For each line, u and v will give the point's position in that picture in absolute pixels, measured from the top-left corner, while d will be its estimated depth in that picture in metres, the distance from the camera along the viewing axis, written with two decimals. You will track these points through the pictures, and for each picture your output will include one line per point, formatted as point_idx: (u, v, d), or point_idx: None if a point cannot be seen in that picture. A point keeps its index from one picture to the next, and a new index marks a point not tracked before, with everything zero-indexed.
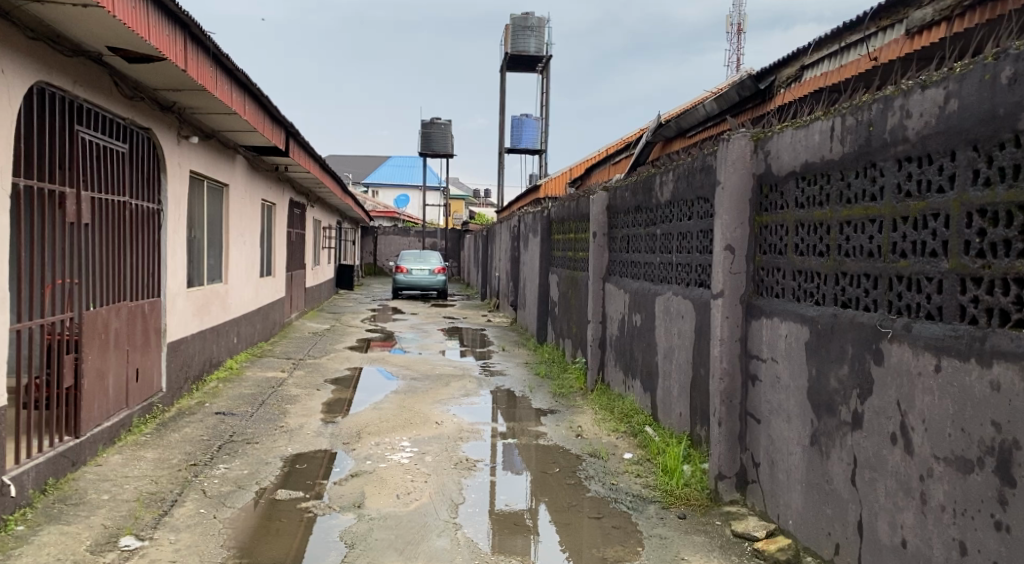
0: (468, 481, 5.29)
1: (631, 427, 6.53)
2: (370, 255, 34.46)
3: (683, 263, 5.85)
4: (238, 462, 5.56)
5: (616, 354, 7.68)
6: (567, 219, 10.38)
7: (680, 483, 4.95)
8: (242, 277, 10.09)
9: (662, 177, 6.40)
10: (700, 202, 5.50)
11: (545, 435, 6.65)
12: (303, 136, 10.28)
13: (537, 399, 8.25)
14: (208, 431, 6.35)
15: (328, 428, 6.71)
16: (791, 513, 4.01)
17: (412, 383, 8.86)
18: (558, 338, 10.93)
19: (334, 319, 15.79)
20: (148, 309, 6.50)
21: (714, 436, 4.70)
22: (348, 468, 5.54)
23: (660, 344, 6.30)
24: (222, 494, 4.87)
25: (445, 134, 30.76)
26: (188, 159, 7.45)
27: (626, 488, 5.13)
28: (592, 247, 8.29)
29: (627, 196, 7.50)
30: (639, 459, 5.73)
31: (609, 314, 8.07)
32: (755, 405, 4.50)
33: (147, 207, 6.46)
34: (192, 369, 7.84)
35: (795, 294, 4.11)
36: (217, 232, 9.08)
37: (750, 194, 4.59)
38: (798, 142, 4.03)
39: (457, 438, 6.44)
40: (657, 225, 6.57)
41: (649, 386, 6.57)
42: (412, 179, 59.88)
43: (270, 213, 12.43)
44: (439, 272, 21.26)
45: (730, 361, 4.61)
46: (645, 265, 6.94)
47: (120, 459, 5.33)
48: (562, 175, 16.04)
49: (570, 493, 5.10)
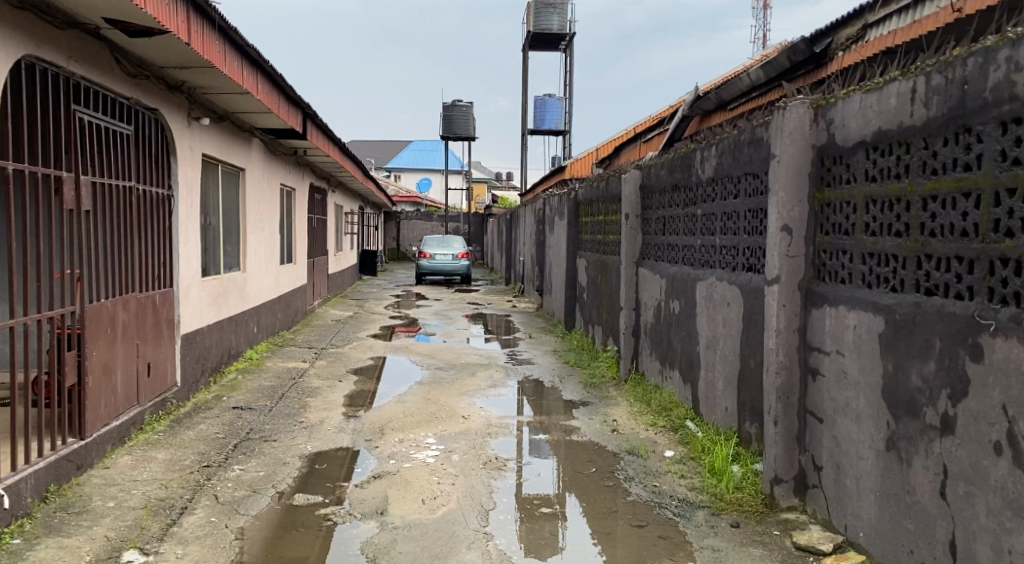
0: (498, 484, 4.91)
1: (671, 422, 6.12)
2: (393, 240, 34.25)
3: (730, 246, 5.40)
4: (254, 463, 5.23)
5: (652, 342, 7.26)
6: (596, 201, 9.92)
7: (730, 487, 4.54)
8: (261, 264, 9.76)
9: (703, 153, 5.94)
10: (749, 178, 5.05)
11: (578, 430, 6.26)
12: (320, 118, 9.91)
13: (567, 390, 7.85)
14: (225, 427, 6.04)
15: (350, 424, 6.36)
16: (862, 524, 3.60)
17: (437, 374, 8.49)
18: (587, 324, 10.53)
19: (358, 306, 15.48)
20: (160, 300, 6.18)
21: (769, 436, 4.29)
22: (370, 469, 5.19)
23: (702, 333, 5.87)
24: (236, 499, 4.55)
25: (466, 115, 30.26)
26: (201, 142, 7.11)
27: (671, 491, 4.73)
28: (625, 229, 7.84)
29: (663, 174, 7.04)
30: (682, 457, 5.32)
31: (643, 300, 7.64)
32: (817, 402, 4.09)
33: (156, 193, 6.12)
34: (209, 361, 7.54)
35: (864, 280, 3.68)
36: (233, 218, 8.75)
37: (810, 168, 4.14)
38: (868, 107, 3.57)
39: (485, 433, 6.06)
40: (697, 205, 6.13)
41: (689, 377, 6.16)
42: (434, 163, 59.48)
43: (290, 198, 12.10)
44: (463, 257, 20.91)
45: (788, 354, 4.20)
46: (684, 248, 6.50)
47: (130, 461, 5.03)
48: (589, 155, 15.52)
49: (610, 497, 4.71)
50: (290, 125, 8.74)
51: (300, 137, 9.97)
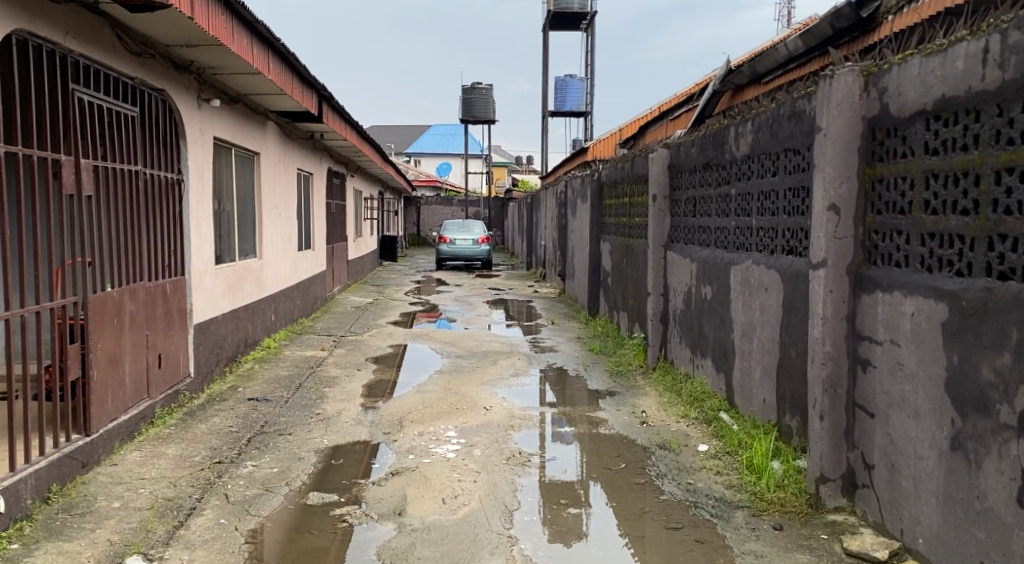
0: (523, 481, 4.65)
1: (703, 413, 5.84)
2: (413, 226, 34.07)
3: (768, 227, 5.09)
4: (268, 458, 5.02)
5: (682, 329, 6.96)
6: (621, 182, 9.59)
7: (771, 486, 4.25)
8: (278, 251, 9.55)
9: (737, 129, 5.60)
10: (789, 154, 4.73)
11: (605, 422, 5.99)
12: (336, 100, 9.64)
13: (593, 378, 7.57)
14: (239, 420, 5.83)
15: (368, 415, 6.13)
16: (922, 530, 3.31)
17: (458, 362, 8.24)
18: (612, 310, 10.24)
19: (377, 292, 15.28)
20: (170, 289, 5.96)
21: (814, 432, 3.99)
22: (388, 465, 4.95)
23: (737, 320, 5.57)
24: (247, 499, 4.33)
25: (486, 99, 29.87)
26: (212, 125, 6.88)
27: (707, 490, 4.45)
28: (653, 211, 7.52)
29: (693, 152, 6.71)
30: (717, 453, 5.03)
31: (671, 285, 7.33)
32: (867, 396, 3.78)
33: (165, 177, 5.89)
34: (225, 350, 7.34)
35: (923, 263, 3.36)
36: (249, 204, 8.53)
37: (860, 141, 3.80)
38: (929, 71, 3.24)
39: (508, 426, 5.80)
40: (731, 184, 5.81)
41: (723, 366, 5.88)
42: (454, 147, 59.13)
43: (307, 183, 11.87)
44: (484, 241, 20.63)
45: (835, 344, 3.89)
46: (716, 230, 6.18)
47: (138, 457, 4.82)
48: (611, 136, 15.15)
49: (641, 495, 4.44)
50: (305, 106, 8.49)
51: (316, 120, 9.72)
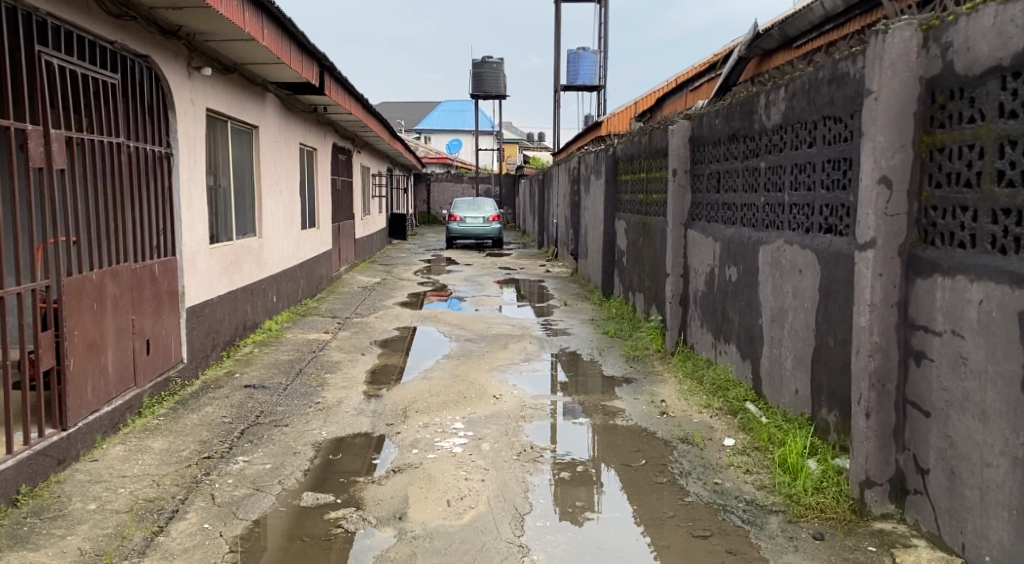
0: (534, 480, 4.28)
1: (728, 403, 5.45)
2: (424, 203, 33.64)
3: (803, 204, 4.67)
4: (261, 454, 4.66)
5: (703, 313, 6.56)
6: (637, 157, 9.14)
7: (808, 488, 3.87)
8: (279, 229, 9.17)
9: (768, 97, 5.16)
10: (829, 122, 4.29)
11: (623, 413, 5.60)
12: (339, 71, 9.21)
13: (608, 364, 7.18)
14: (233, 410, 5.48)
15: (370, 405, 5.76)
16: (990, 547, 2.93)
17: (467, 346, 7.86)
18: (626, 291, 9.84)
19: (385, 271, 14.90)
20: (160, 271, 5.60)
21: (857, 430, 3.59)
22: (390, 461, 4.58)
23: (766, 305, 5.17)
24: (234, 500, 3.97)
25: (496, 73, 29.27)
26: (205, 96, 6.49)
27: (737, 492, 4.07)
28: (672, 187, 7.08)
29: (717, 123, 6.25)
30: (745, 448, 4.65)
31: (692, 266, 6.92)
32: (921, 392, 3.38)
33: (152, 151, 5.52)
34: (222, 334, 6.98)
35: (995, 243, 2.95)
36: (247, 180, 8.15)
37: (917, 105, 3.37)
38: (1009, 22, 2.81)
39: (518, 417, 5.42)
40: (761, 157, 5.38)
41: (750, 352, 5.48)
42: (465, 124, 58.50)
43: (310, 159, 11.46)
44: (495, 220, 20.20)
45: (884, 334, 3.48)
46: (742, 207, 5.75)
47: (121, 452, 4.47)
48: (627, 109, 14.67)
49: (664, 497, 4.06)
50: (306, 77, 8.07)
51: (318, 93, 9.30)
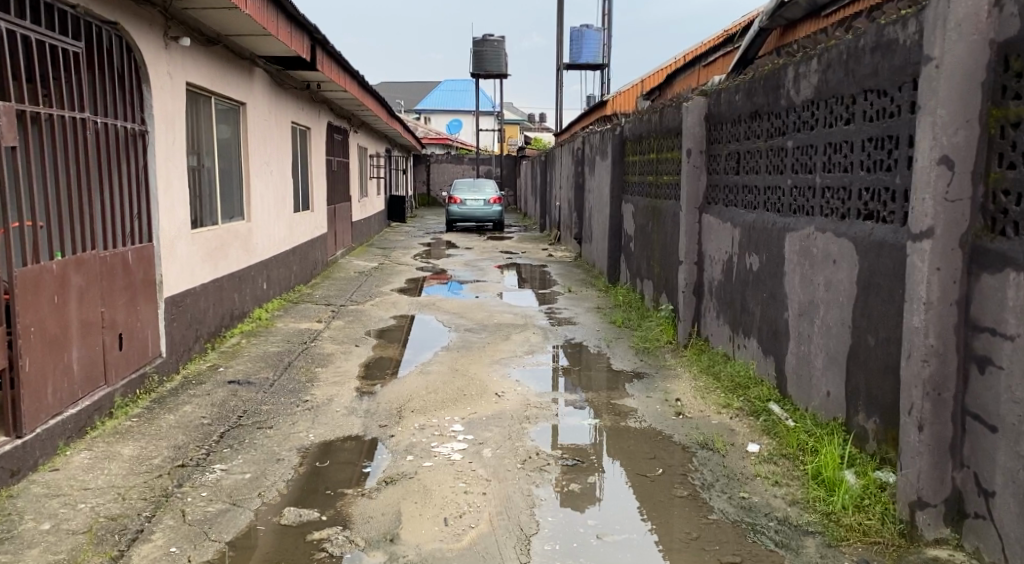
0: (541, 493, 3.87)
1: (749, 404, 5.04)
2: (423, 185, 33.15)
3: (838, 187, 4.23)
4: (241, 461, 4.25)
5: (721, 303, 6.13)
6: (647, 136, 8.69)
7: (848, 506, 3.46)
8: (269, 213, 8.72)
9: (798, 69, 4.70)
10: (871, 96, 3.84)
11: (635, 413, 5.18)
12: (332, 45, 8.72)
13: (616, 357, 6.75)
14: (214, 410, 5.06)
15: (363, 403, 5.34)
16: None
17: (467, 337, 7.43)
18: (634, 278, 9.40)
19: (384, 256, 14.44)
20: (133, 259, 5.17)
21: (908, 445, 3.17)
22: (382, 470, 4.17)
23: (794, 297, 4.74)
24: (207, 518, 3.57)
25: (496, 51, 28.65)
26: (184, 69, 6.03)
27: (767, 508, 3.66)
28: (687, 169, 6.63)
29: (737, 100, 5.79)
30: (772, 456, 4.24)
31: (708, 253, 6.50)
32: (985, 403, 2.96)
33: (125, 128, 5.07)
34: (206, 325, 6.56)
35: None
36: (233, 160, 7.69)
37: (986, 73, 2.92)
38: None
39: (523, 418, 5.01)
40: (788, 135, 4.93)
41: (774, 348, 5.06)
42: (466, 104, 57.79)
43: (304, 139, 10.99)
44: (496, 202, 19.71)
45: (941, 336, 3.05)
46: (766, 190, 5.31)
47: (86, 460, 4.06)
48: (633, 88, 14.16)
49: (685, 515, 3.65)
50: (296, 50, 7.60)
51: (311, 68, 8.83)
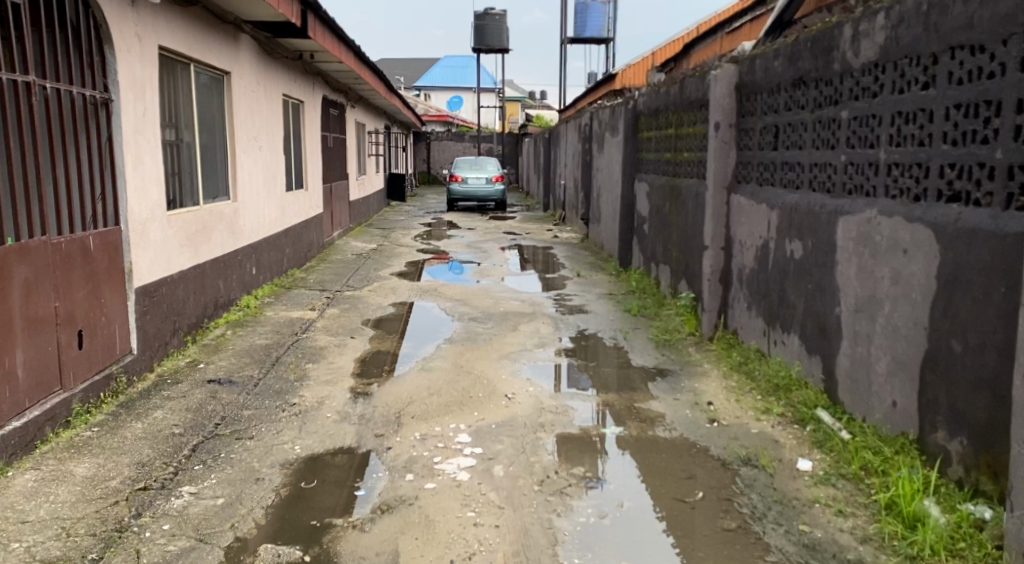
0: (564, 525, 3.29)
1: (794, 411, 4.45)
2: (423, 163, 32.42)
3: (910, 163, 3.60)
4: (214, 481, 3.66)
5: (754, 293, 5.52)
6: (665, 110, 8.04)
7: (938, 550, 2.88)
8: (257, 191, 8.08)
9: (857, 26, 4.06)
10: (959, 53, 3.22)
11: (663, 420, 4.58)
12: (325, 10, 8.05)
13: (635, 351, 6.13)
14: (189, 416, 4.47)
15: (358, 407, 4.74)
16: None
17: (472, 328, 6.82)
18: (649, 262, 8.78)
19: (383, 236, 13.77)
20: (95, 245, 4.55)
21: None
22: (376, 494, 3.57)
23: (849, 291, 4.12)
24: (166, 560, 2.98)
25: (499, 25, 27.81)
26: (156, 30, 5.39)
27: (835, 547, 3.08)
28: (714, 144, 6.02)
29: (777, 65, 5.14)
30: (830, 477, 3.65)
31: (737, 238, 5.89)
32: None
33: (83, 95, 4.44)
34: (186, 315, 5.95)
35: None
36: (216, 135, 7.04)
37: None
38: None
39: (537, 426, 4.42)
40: (842, 103, 4.30)
41: (821, 347, 4.46)
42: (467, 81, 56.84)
43: (297, 113, 10.33)
44: (496, 180, 19.02)
45: None
46: (813, 167, 4.68)
47: (30, 483, 3.48)
48: (643, 61, 13.46)
49: (736, 554, 3.07)
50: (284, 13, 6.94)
51: (302, 36, 8.16)
